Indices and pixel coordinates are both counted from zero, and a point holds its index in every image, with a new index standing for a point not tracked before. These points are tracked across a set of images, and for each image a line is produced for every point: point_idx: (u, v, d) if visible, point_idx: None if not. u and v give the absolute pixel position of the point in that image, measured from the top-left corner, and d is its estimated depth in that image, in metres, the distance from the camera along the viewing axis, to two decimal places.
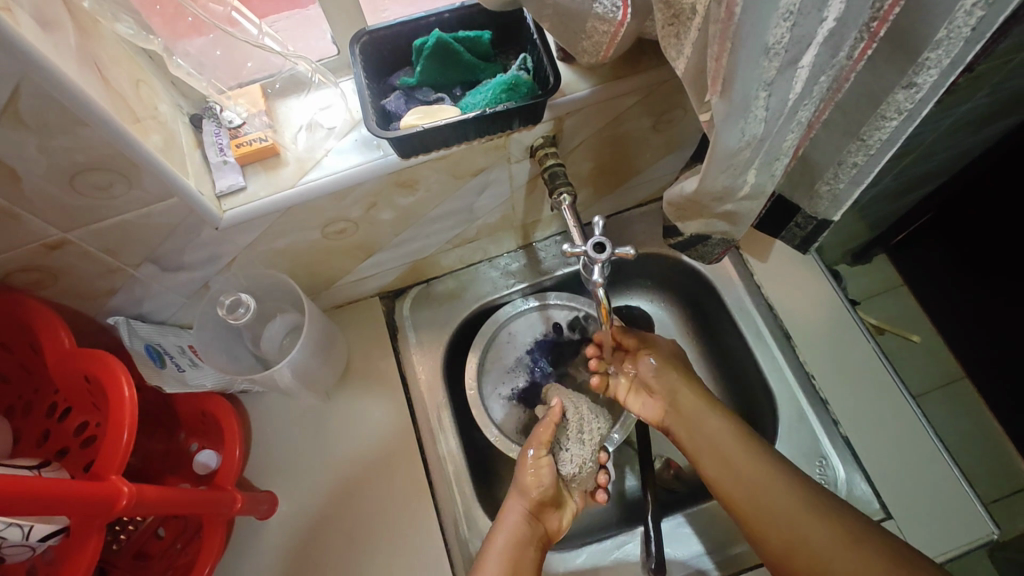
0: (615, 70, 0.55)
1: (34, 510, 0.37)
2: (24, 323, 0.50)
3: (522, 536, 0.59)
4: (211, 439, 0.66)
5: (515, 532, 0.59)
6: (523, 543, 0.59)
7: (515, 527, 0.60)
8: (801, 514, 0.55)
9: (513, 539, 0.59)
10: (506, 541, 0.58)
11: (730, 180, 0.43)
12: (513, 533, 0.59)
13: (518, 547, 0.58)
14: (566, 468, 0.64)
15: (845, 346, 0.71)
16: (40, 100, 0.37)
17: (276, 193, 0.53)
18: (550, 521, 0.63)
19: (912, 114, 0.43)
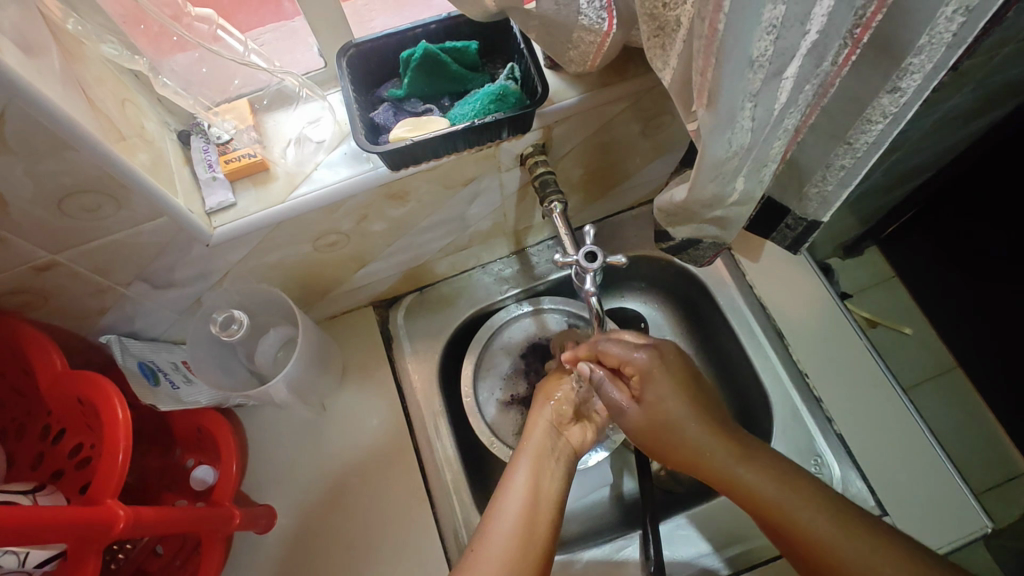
0: (602, 78, 0.55)
1: (30, 539, 0.36)
2: (16, 346, 0.50)
3: (546, 450, 0.58)
4: (208, 454, 0.66)
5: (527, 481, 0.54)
6: (547, 455, 0.58)
7: (538, 441, 0.59)
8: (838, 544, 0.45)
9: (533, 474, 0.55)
10: (525, 476, 0.55)
11: (719, 188, 0.44)
12: (534, 468, 0.56)
13: (538, 473, 0.55)
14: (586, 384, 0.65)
15: (837, 344, 0.72)
16: (25, 124, 0.37)
17: (266, 209, 0.53)
18: (573, 433, 0.62)
19: (897, 118, 0.43)
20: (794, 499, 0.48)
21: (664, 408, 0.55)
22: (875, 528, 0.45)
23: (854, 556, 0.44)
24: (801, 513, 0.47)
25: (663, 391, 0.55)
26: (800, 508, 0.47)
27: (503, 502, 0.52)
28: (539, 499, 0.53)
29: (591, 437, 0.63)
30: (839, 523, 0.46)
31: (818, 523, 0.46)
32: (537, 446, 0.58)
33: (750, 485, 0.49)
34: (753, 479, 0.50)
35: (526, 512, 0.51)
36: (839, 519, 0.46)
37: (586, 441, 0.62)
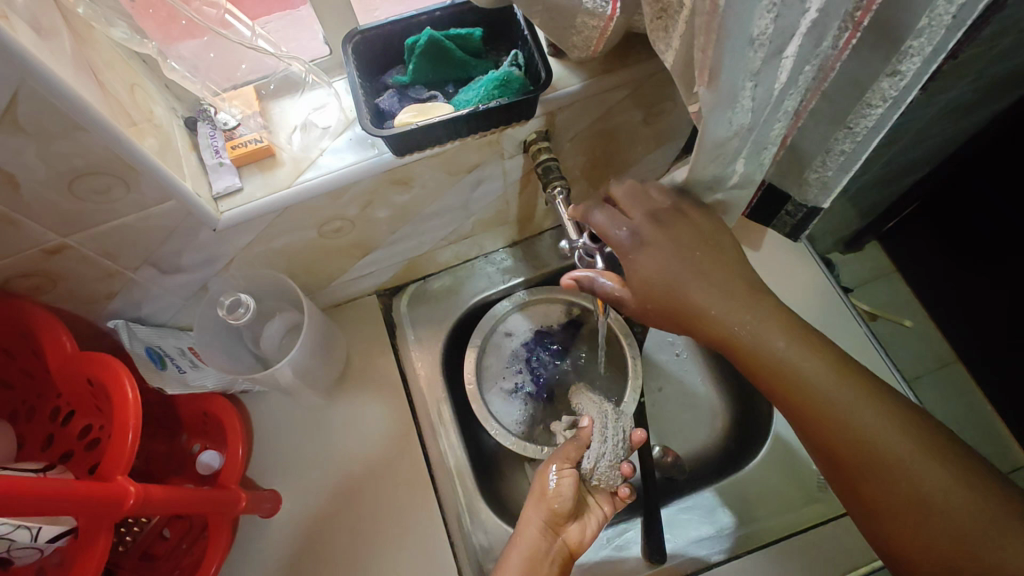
0: (605, 64, 0.56)
1: (41, 509, 0.37)
2: (26, 328, 0.51)
3: (536, 553, 0.56)
4: (213, 439, 0.67)
5: (527, 562, 0.56)
6: (537, 561, 0.56)
7: (530, 541, 0.57)
8: (863, 410, 0.45)
9: (528, 563, 0.55)
10: (521, 560, 0.56)
11: (720, 170, 0.44)
12: (525, 559, 0.56)
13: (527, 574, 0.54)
14: (586, 470, 0.61)
15: (838, 331, 0.73)
16: (37, 105, 0.37)
17: (272, 193, 0.54)
18: (569, 534, 0.59)
19: (897, 101, 0.44)
20: (815, 365, 0.46)
21: (655, 278, 0.48)
22: (886, 399, 0.46)
23: (871, 427, 0.45)
24: (813, 379, 0.46)
25: (659, 260, 0.48)
26: (817, 376, 0.46)
27: None
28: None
29: (589, 535, 0.59)
30: (848, 387, 0.46)
31: (836, 390, 0.46)
32: (531, 545, 0.57)
33: (758, 346, 0.47)
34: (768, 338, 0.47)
35: None
36: (854, 388, 0.46)
37: (581, 542, 0.58)
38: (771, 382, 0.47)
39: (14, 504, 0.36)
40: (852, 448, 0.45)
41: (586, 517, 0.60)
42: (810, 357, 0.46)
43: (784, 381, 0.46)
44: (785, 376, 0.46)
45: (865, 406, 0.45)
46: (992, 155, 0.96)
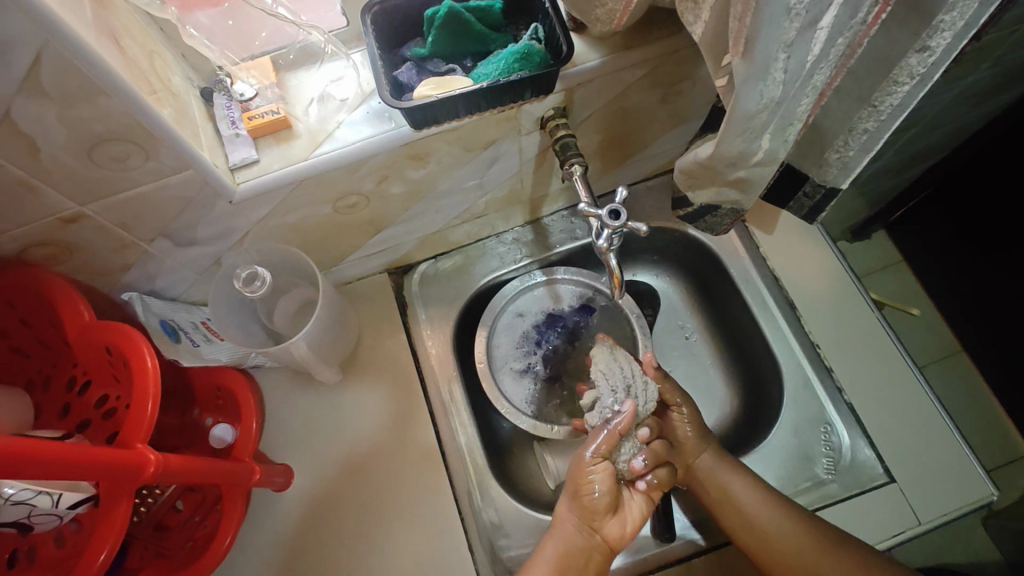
0: (626, 40, 0.55)
1: (66, 472, 0.37)
2: (41, 297, 0.51)
3: (573, 552, 0.56)
4: (225, 413, 0.67)
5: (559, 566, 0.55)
6: (574, 559, 0.56)
7: (562, 543, 0.57)
8: (794, 540, 0.58)
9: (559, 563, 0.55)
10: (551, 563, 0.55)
11: (745, 145, 0.44)
12: (559, 556, 0.56)
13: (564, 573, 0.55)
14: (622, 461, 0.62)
15: (849, 315, 0.73)
16: (60, 67, 0.37)
17: (288, 166, 0.53)
18: (609, 530, 0.59)
19: (924, 78, 0.44)
20: (761, 507, 0.60)
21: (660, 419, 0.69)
22: (822, 540, 0.58)
23: (801, 553, 0.57)
24: (757, 513, 0.60)
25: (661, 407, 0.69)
26: (760, 510, 0.60)
27: None
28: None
29: (631, 528, 0.60)
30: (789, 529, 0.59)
31: (792, 544, 0.58)
32: (568, 542, 0.57)
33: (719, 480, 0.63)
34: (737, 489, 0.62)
35: None
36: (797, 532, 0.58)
37: (622, 536, 0.59)
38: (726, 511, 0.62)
39: (41, 468, 0.36)
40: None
41: (627, 511, 0.61)
42: (770, 513, 0.60)
43: (737, 508, 0.61)
44: (737, 507, 0.61)
45: (797, 537, 0.58)
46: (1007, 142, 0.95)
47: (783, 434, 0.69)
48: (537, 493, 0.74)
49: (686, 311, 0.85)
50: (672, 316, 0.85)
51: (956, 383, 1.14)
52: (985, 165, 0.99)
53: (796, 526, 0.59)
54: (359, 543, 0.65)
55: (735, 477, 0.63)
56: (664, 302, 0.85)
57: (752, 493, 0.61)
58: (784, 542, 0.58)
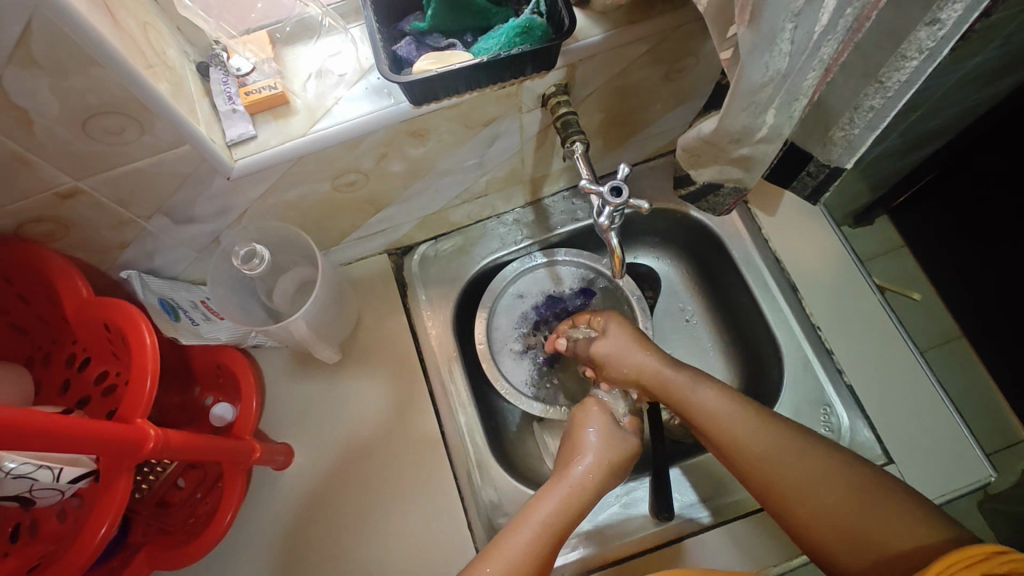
0: (629, 15, 0.54)
1: (68, 445, 0.37)
2: (39, 274, 0.50)
3: (553, 530, 0.53)
4: (225, 392, 0.67)
5: (540, 534, 0.53)
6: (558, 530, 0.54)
7: (550, 516, 0.54)
8: (779, 449, 0.53)
9: (541, 531, 0.53)
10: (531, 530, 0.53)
11: (749, 120, 0.43)
12: (552, 516, 0.54)
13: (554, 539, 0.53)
14: None
15: (850, 297, 0.73)
16: (51, 35, 0.36)
17: (286, 142, 0.53)
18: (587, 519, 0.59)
19: (933, 53, 0.43)
20: (734, 417, 0.56)
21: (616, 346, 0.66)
22: (807, 444, 0.52)
23: (786, 462, 0.51)
24: (732, 426, 0.55)
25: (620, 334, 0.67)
26: (736, 424, 0.55)
27: (498, 552, 0.51)
28: (550, 560, 0.52)
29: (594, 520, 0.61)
30: (769, 437, 0.54)
31: (773, 453, 0.53)
32: (553, 507, 0.55)
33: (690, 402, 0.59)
34: (691, 390, 0.60)
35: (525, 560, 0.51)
36: (778, 437, 0.53)
37: None
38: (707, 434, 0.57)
39: (42, 440, 0.36)
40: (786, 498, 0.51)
41: None
42: (746, 423, 0.55)
43: (714, 427, 0.57)
44: (714, 425, 0.56)
45: (777, 444, 0.53)
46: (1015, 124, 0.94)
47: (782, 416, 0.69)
48: (536, 473, 0.74)
49: (687, 294, 0.84)
50: (673, 299, 0.85)
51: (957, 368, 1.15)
52: (991, 148, 0.98)
53: (758, 426, 0.55)
54: (359, 520, 0.66)
55: (701, 388, 0.59)
56: (665, 284, 0.85)
57: (722, 402, 0.57)
58: (748, 441, 0.54)
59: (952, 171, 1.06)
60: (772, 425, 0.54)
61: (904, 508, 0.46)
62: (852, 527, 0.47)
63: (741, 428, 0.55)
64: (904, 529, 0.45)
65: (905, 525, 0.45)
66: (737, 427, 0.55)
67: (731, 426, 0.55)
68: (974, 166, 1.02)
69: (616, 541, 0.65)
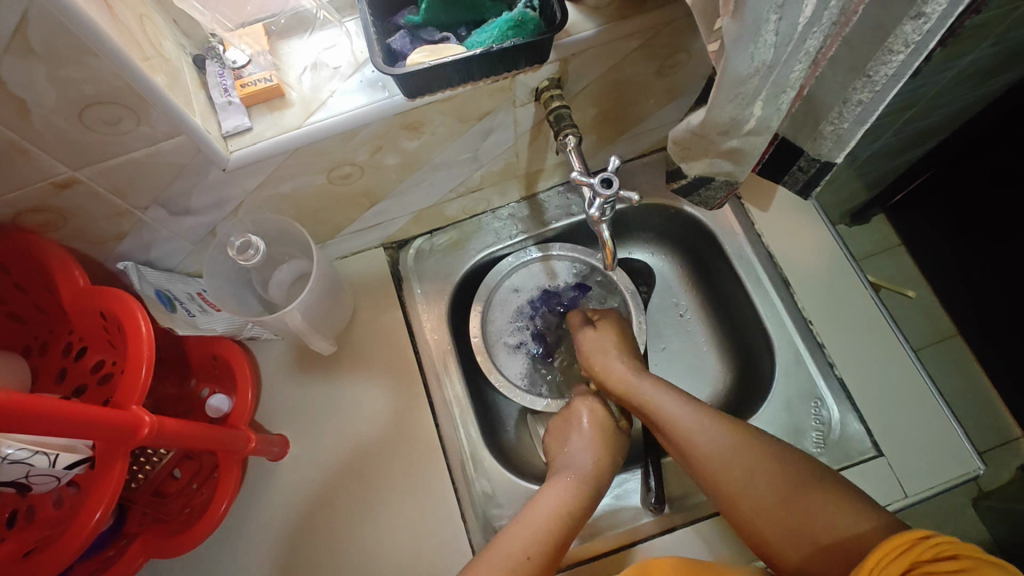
0: (622, 10, 0.55)
1: (64, 428, 0.38)
2: (35, 263, 0.51)
3: (562, 524, 0.54)
4: (221, 384, 0.68)
5: (551, 526, 0.53)
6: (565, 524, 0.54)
7: (556, 508, 0.55)
8: (737, 450, 0.55)
9: (553, 523, 0.54)
10: (543, 518, 0.54)
11: (737, 112, 0.44)
12: (556, 512, 0.55)
13: (562, 534, 0.53)
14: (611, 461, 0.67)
15: (841, 291, 0.73)
16: (47, 25, 0.37)
17: (282, 134, 0.53)
18: None
19: (919, 47, 0.43)
20: (696, 420, 0.58)
21: (591, 345, 0.69)
22: (763, 445, 0.54)
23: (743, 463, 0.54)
24: (693, 429, 0.57)
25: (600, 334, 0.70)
26: (698, 427, 0.57)
27: (506, 542, 0.51)
28: (559, 558, 0.53)
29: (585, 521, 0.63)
30: (729, 439, 0.55)
31: (732, 455, 0.54)
32: (560, 503, 0.56)
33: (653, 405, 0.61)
34: (653, 391, 0.62)
35: (531, 545, 0.51)
36: (738, 440, 0.55)
37: None
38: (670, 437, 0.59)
39: (43, 422, 0.37)
40: (742, 499, 0.53)
41: None
42: (707, 425, 0.57)
43: (674, 430, 0.59)
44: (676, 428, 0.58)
45: (735, 447, 0.55)
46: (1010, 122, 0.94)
47: (773, 409, 0.69)
48: (530, 465, 0.75)
49: (680, 289, 0.85)
50: (668, 294, 0.85)
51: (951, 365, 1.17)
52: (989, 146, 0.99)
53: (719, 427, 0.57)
54: (354, 512, 0.66)
55: (665, 392, 0.62)
56: (659, 279, 0.86)
57: (683, 407, 0.59)
58: (708, 443, 0.56)
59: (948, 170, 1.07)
60: (722, 427, 0.57)
61: (846, 501, 0.49)
62: (796, 521, 0.49)
63: (695, 429, 0.57)
64: (839, 518, 0.47)
65: (843, 514, 0.48)
66: (693, 428, 0.57)
67: (691, 430, 0.57)
68: (972, 163, 1.03)
69: (607, 531, 0.65)
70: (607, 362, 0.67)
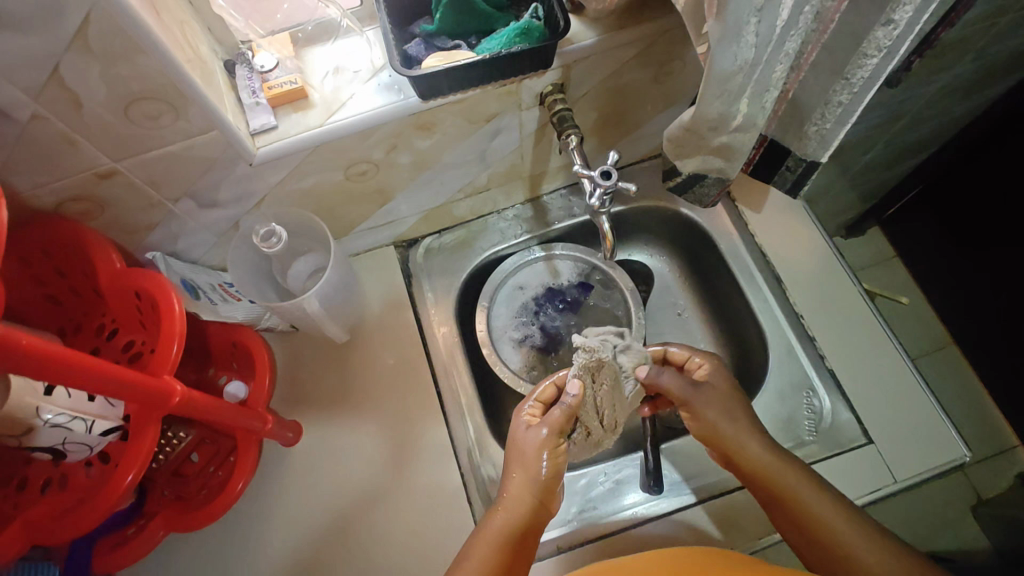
0: (620, 21, 0.59)
1: (107, 387, 0.41)
2: (77, 248, 0.54)
3: (512, 534, 0.54)
4: (240, 371, 0.71)
5: (504, 539, 0.54)
6: (514, 538, 0.54)
7: (507, 520, 0.55)
8: (853, 536, 0.52)
9: (507, 534, 0.54)
10: (493, 540, 0.53)
11: (724, 108, 0.48)
12: (505, 527, 0.55)
13: (510, 549, 0.53)
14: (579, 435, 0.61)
15: (831, 288, 0.76)
16: (104, 27, 0.41)
17: (305, 132, 0.57)
18: (551, 504, 0.59)
19: (891, 51, 0.47)
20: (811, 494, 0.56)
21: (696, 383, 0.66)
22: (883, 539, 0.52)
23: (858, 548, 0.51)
24: (807, 499, 0.55)
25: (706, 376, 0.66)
26: (810, 496, 0.55)
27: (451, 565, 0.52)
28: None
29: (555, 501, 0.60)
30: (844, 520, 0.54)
31: (850, 539, 0.52)
32: (511, 519, 0.55)
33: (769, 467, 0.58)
34: (778, 459, 0.58)
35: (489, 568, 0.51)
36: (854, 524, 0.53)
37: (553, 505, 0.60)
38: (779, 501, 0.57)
39: (92, 382, 0.40)
40: None
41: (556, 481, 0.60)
42: (822, 501, 0.55)
43: (788, 497, 0.56)
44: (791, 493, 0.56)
45: (852, 530, 0.53)
46: (1006, 129, 0.99)
47: (767, 398, 0.73)
48: None
49: (678, 288, 0.89)
50: (668, 293, 0.89)
51: (947, 373, 1.22)
52: (988, 151, 1.03)
53: (834, 505, 0.55)
54: (365, 495, 0.69)
55: (781, 457, 0.59)
56: (658, 278, 0.90)
57: (800, 477, 0.57)
58: (823, 518, 0.54)
59: (947, 180, 1.12)
60: (832, 492, 0.56)
61: None
62: None
63: (806, 491, 0.56)
64: None
65: None
66: (808, 499, 0.55)
67: (808, 504, 0.55)
68: (973, 171, 1.07)
69: (606, 515, 0.68)
70: (742, 433, 0.60)
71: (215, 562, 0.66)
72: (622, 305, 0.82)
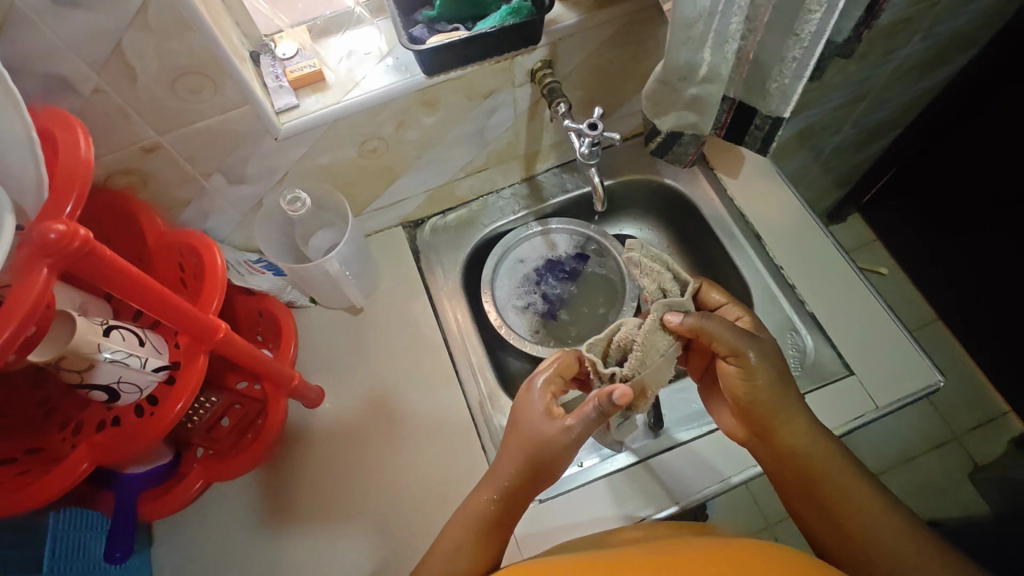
0: (596, 2, 0.67)
1: (166, 311, 0.48)
2: (124, 214, 0.60)
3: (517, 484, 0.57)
4: (268, 338, 0.76)
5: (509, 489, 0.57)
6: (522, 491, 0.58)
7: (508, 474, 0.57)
8: (871, 509, 0.57)
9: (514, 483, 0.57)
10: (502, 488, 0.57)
11: (690, 54, 0.57)
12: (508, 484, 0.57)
13: (506, 510, 0.57)
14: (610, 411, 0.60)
15: (807, 240, 0.83)
16: (161, 7, 0.48)
17: (324, 108, 0.65)
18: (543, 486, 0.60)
19: (831, 6, 0.55)
20: (839, 472, 0.59)
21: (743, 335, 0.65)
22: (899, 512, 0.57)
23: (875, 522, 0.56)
24: (833, 474, 0.59)
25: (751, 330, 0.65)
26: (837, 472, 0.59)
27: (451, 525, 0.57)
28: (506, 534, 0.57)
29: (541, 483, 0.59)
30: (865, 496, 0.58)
31: (870, 512, 0.57)
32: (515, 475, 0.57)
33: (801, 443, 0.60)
34: (811, 437, 0.61)
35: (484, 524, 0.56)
36: (873, 499, 0.58)
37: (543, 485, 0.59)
38: (807, 476, 0.59)
39: (152, 305, 0.46)
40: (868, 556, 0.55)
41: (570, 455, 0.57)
42: (847, 476, 0.59)
43: (814, 471, 0.59)
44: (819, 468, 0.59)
45: (873, 504, 0.57)
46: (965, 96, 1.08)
47: None
48: None
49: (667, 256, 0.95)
50: None
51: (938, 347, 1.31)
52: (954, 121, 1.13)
53: (855, 480, 0.59)
54: (386, 447, 0.74)
55: (815, 436, 0.61)
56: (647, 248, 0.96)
57: (828, 453, 0.60)
58: (848, 494, 0.58)
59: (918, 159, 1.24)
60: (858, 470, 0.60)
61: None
62: None
63: (834, 467, 0.59)
64: None
65: None
66: (836, 475, 0.59)
67: (835, 478, 0.59)
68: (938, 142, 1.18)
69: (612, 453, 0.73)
70: (778, 404, 0.61)
71: (250, 515, 0.70)
72: (617, 270, 0.89)
